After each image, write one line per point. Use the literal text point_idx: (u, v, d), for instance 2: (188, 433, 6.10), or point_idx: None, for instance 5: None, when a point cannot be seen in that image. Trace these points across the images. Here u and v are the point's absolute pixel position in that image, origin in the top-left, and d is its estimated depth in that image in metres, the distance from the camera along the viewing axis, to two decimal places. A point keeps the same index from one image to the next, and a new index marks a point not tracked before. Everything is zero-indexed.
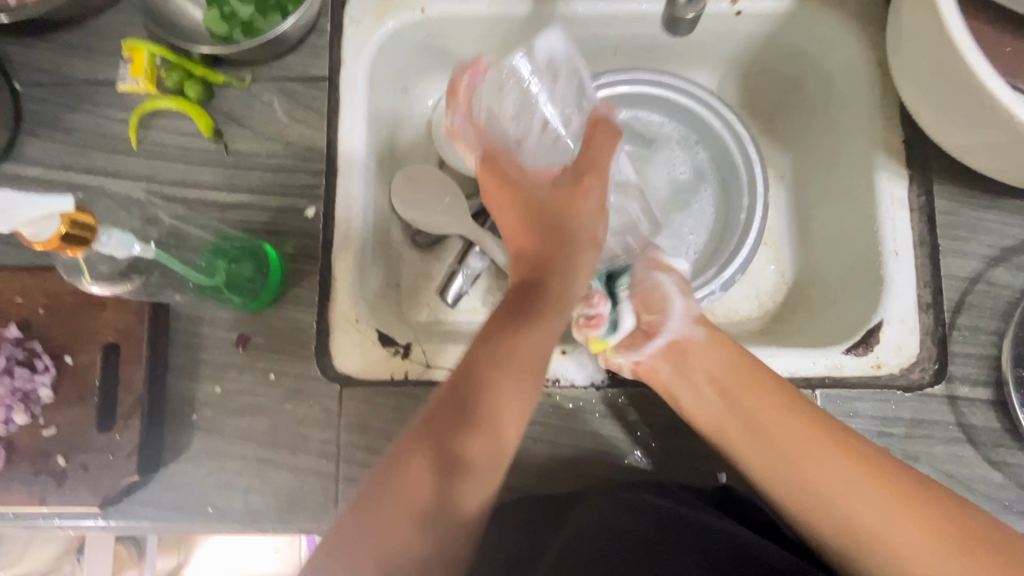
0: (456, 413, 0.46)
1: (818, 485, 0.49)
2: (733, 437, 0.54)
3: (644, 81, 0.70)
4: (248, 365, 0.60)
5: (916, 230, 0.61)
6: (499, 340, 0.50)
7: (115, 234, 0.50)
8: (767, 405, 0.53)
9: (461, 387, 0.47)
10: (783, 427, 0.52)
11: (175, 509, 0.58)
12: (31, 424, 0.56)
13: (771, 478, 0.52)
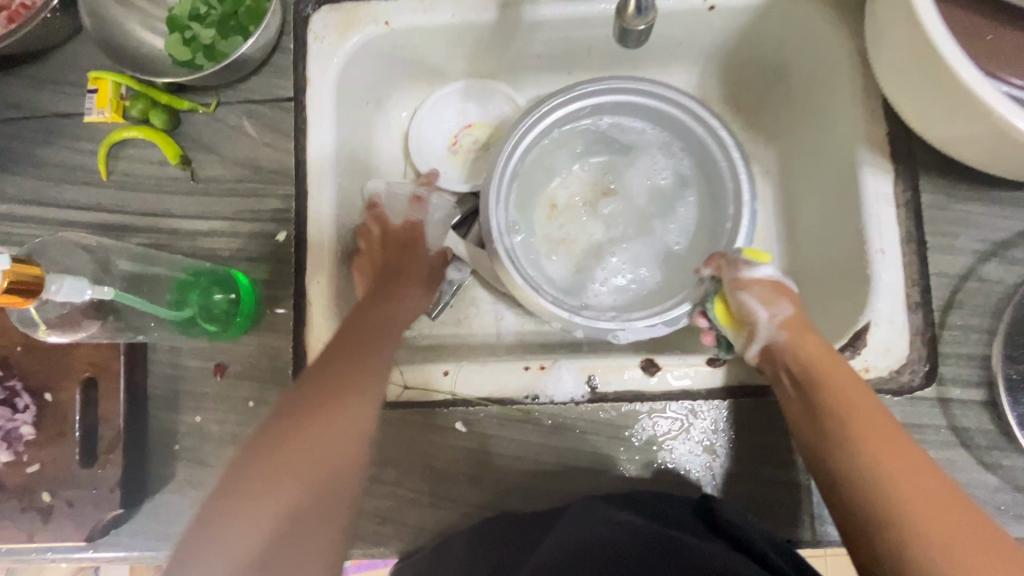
0: (326, 371, 0.50)
1: (861, 458, 0.43)
2: (795, 410, 0.49)
3: (627, 91, 0.67)
4: (226, 393, 0.60)
5: (902, 227, 0.58)
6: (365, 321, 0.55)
7: (66, 280, 0.50)
8: (836, 381, 0.48)
9: (335, 356, 0.51)
10: (851, 400, 0.46)
11: (161, 540, 0.58)
12: (16, 461, 0.57)
13: (830, 448, 0.45)
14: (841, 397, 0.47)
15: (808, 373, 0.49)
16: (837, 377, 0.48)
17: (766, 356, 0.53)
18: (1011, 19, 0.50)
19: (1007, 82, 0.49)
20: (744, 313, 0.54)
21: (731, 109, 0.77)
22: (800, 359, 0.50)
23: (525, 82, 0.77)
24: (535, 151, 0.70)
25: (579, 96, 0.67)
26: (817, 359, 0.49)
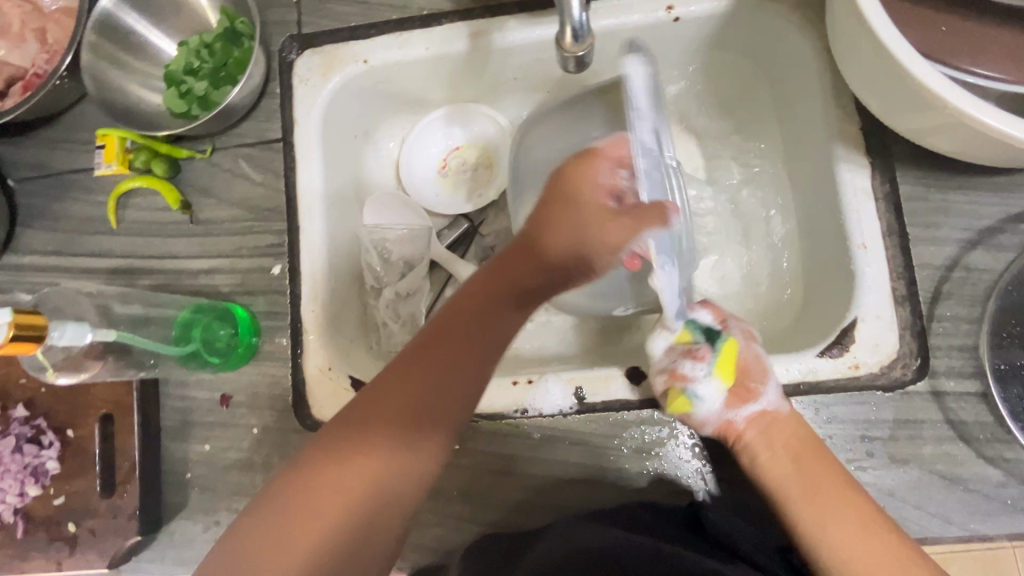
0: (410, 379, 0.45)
1: (852, 552, 0.47)
2: (790, 495, 0.50)
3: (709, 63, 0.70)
4: (232, 421, 0.64)
5: (882, 220, 0.58)
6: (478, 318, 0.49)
7: (67, 327, 0.54)
8: (811, 469, 0.51)
9: (433, 360, 0.46)
10: (829, 491, 0.50)
11: (177, 564, 0.62)
12: (44, 494, 0.61)
13: (826, 542, 0.48)
14: (827, 481, 0.50)
15: (792, 472, 0.51)
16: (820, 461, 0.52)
17: (755, 417, 0.54)
18: (963, 9, 0.50)
19: (970, 72, 0.49)
20: (759, 372, 0.55)
21: None
22: (785, 437, 0.53)
23: (506, 104, 0.79)
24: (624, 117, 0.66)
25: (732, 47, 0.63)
26: (798, 436, 0.53)
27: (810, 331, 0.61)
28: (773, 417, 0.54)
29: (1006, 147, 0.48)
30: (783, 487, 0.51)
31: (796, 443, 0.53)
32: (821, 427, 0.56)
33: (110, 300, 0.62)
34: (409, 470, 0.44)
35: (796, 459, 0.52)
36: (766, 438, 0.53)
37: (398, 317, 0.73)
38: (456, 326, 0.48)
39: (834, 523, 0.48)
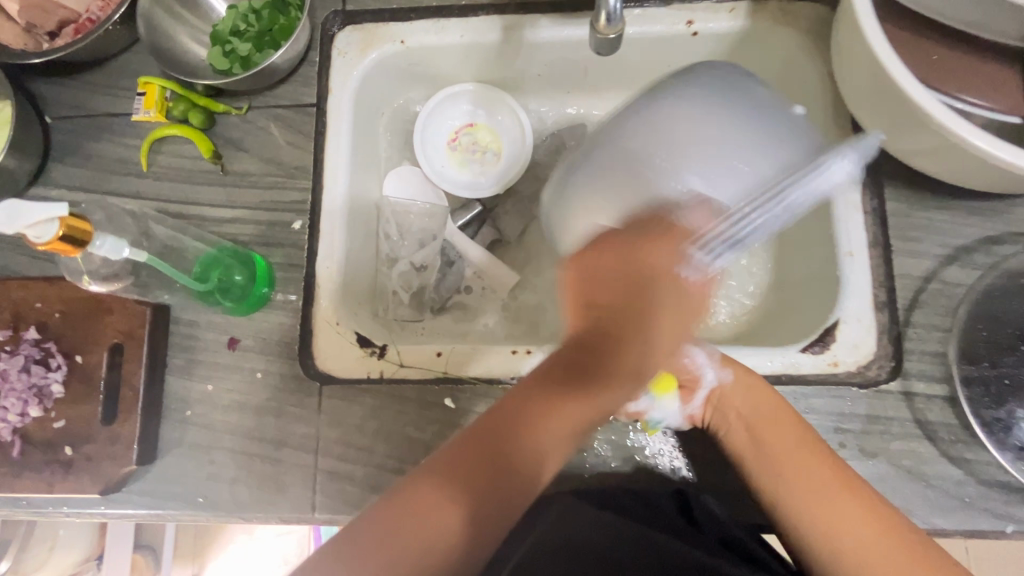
0: (465, 470, 0.43)
1: (812, 507, 0.52)
2: (750, 456, 0.56)
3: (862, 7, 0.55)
4: (237, 364, 0.66)
5: (868, 232, 0.63)
6: (523, 413, 0.44)
7: (108, 239, 0.56)
8: (768, 427, 0.56)
9: (478, 447, 0.43)
10: (788, 454, 0.54)
11: (167, 498, 0.63)
12: (44, 416, 0.62)
13: (786, 492, 0.53)
14: (783, 439, 0.55)
15: (750, 434, 0.56)
16: (775, 423, 0.56)
17: (707, 400, 0.58)
18: (953, 42, 0.55)
19: (959, 98, 0.54)
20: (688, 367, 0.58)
21: None
22: (742, 403, 0.57)
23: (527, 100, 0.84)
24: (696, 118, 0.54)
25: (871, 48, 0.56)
26: (755, 398, 0.57)
27: (794, 330, 0.66)
28: (723, 391, 0.57)
29: (985, 167, 0.54)
30: (741, 448, 0.56)
31: (755, 409, 0.57)
32: None
33: (149, 223, 0.66)
34: (447, 545, 0.42)
35: (759, 419, 0.56)
36: (728, 408, 0.57)
37: (409, 288, 0.77)
38: (515, 415, 0.44)
39: (796, 480, 0.53)
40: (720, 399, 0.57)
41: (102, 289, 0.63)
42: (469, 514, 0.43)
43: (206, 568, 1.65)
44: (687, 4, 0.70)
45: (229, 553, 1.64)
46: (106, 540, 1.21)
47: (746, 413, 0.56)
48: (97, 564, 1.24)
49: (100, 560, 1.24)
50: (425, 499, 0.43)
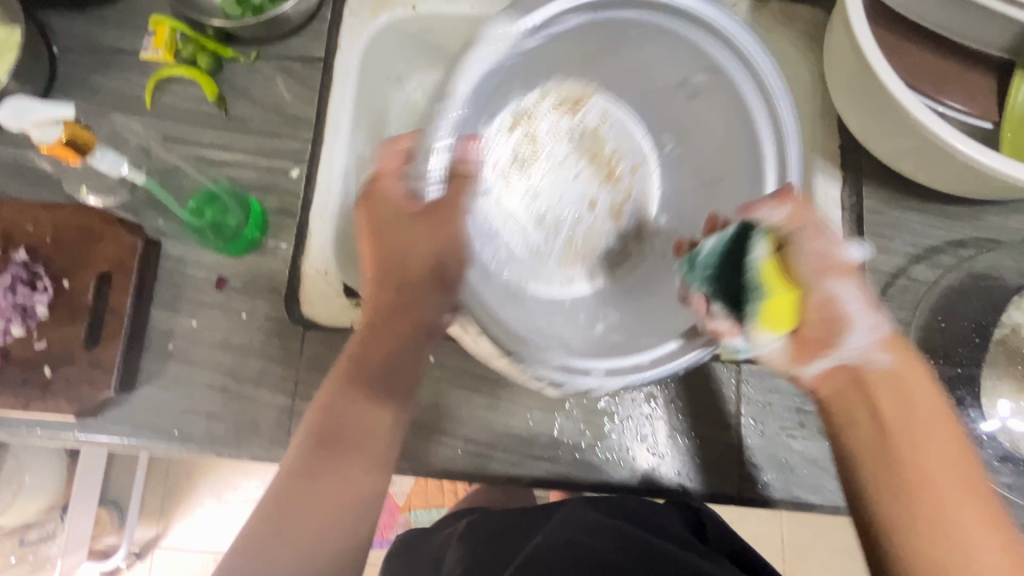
0: (323, 443, 0.49)
1: (928, 513, 0.42)
2: (871, 459, 0.45)
3: (711, 38, 0.58)
4: (223, 303, 0.67)
5: (844, 226, 0.65)
6: (377, 351, 0.52)
7: (108, 154, 0.60)
8: (932, 418, 0.45)
9: (325, 427, 0.49)
10: (932, 459, 0.44)
11: (143, 427, 0.64)
12: (26, 337, 0.63)
13: (907, 503, 0.43)
14: (903, 433, 0.45)
15: (901, 426, 0.45)
16: (922, 416, 0.45)
17: (845, 367, 0.48)
18: (937, 47, 0.58)
19: (942, 102, 0.58)
20: (843, 319, 0.47)
21: None
22: (896, 396, 0.46)
23: None
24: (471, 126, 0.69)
25: (719, 68, 0.59)
26: (894, 383, 0.46)
27: None
28: (878, 373, 0.47)
29: (959, 169, 0.56)
30: (862, 450, 0.46)
31: (921, 403, 0.46)
32: (763, 394, 0.63)
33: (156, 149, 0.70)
34: (349, 488, 0.49)
35: (874, 402, 0.46)
36: (841, 389, 0.48)
37: None
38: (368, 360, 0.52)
39: (922, 487, 0.43)
40: (868, 383, 0.47)
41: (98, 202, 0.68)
42: (327, 480, 0.48)
43: (170, 529, 1.65)
44: None
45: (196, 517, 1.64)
46: (72, 489, 1.20)
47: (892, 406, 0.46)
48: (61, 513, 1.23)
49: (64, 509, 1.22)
50: (295, 476, 0.48)
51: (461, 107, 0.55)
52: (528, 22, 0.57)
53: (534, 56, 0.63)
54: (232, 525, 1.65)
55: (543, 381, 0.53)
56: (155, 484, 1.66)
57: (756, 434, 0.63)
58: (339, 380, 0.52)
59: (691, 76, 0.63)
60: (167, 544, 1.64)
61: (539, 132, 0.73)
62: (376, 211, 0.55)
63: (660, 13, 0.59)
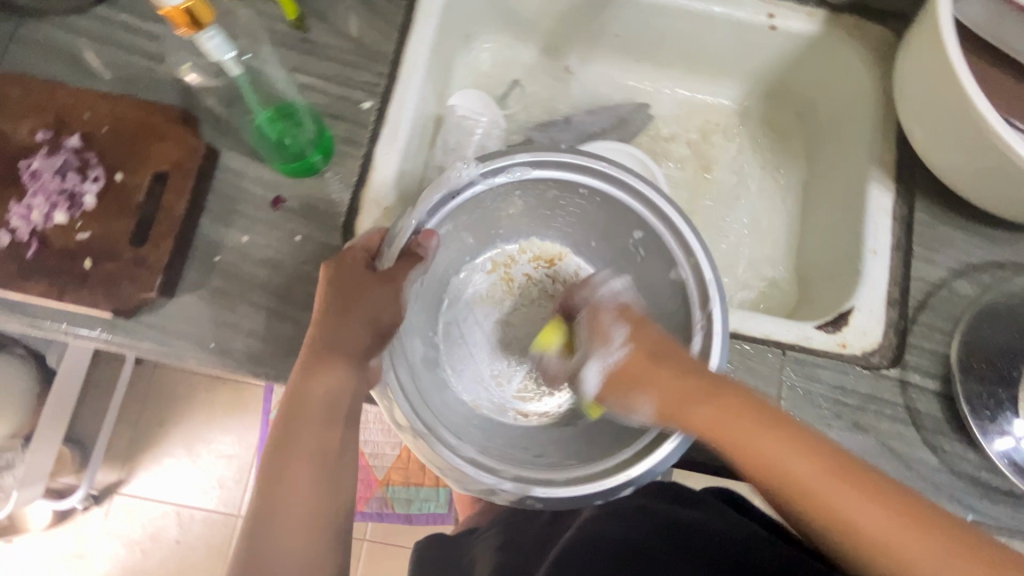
0: (293, 437, 0.54)
1: (850, 520, 0.44)
2: (815, 478, 0.46)
3: (639, 202, 0.60)
4: (278, 223, 0.65)
5: (894, 235, 0.68)
6: (316, 367, 0.54)
7: (218, 37, 0.55)
8: (732, 414, 0.49)
9: (294, 426, 0.54)
10: (805, 474, 0.46)
11: (180, 336, 0.62)
12: (68, 225, 0.60)
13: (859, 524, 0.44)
14: (708, 426, 0.49)
15: (718, 420, 0.49)
16: (761, 441, 0.47)
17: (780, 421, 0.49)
18: (1009, 71, 0.62)
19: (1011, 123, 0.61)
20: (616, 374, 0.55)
21: (767, 131, 0.90)
22: (701, 418, 0.49)
23: (593, 61, 0.89)
24: (485, 206, 0.65)
25: (663, 243, 0.60)
26: (737, 415, 0.49)
27: (818, 310, 0.73)
28: (753, 405, 0.49)
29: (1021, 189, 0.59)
30: (799, 476, 0.46)
31: (757, 446, 0.47)
32: (806, 384, 0.63)
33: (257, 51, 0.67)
34: (319, 482, 0.54)
35: (706, 419, 0.49)
36: (668, 406, 0.51)
37: None
38: (312, 381, 0.54)
39: (793, 486, 0.46)
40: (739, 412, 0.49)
41: (196, 82, 0.66)
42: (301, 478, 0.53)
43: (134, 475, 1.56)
44: None
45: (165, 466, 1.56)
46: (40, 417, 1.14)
47: (722, 423, 0.49)
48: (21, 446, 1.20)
49: (24, 444, 1.20)
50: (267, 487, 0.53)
51: (422, 212, 0.57)
52: (487, 166, 0.58)
53: (472, 203, 0.62)
54: (200, 480, 1.57)
55: (447, 471, 0.55)
56: (124, 428, 1.58)
57: (796, 420, 0.63)
58: (301, 384, 0.54)
59: (630, 236, 0.64)
60: (126, 493, 1.55)
61: (516, 277, 0.75)
62: (330, 289, 0.56)
63: (587, 177, 0.60)
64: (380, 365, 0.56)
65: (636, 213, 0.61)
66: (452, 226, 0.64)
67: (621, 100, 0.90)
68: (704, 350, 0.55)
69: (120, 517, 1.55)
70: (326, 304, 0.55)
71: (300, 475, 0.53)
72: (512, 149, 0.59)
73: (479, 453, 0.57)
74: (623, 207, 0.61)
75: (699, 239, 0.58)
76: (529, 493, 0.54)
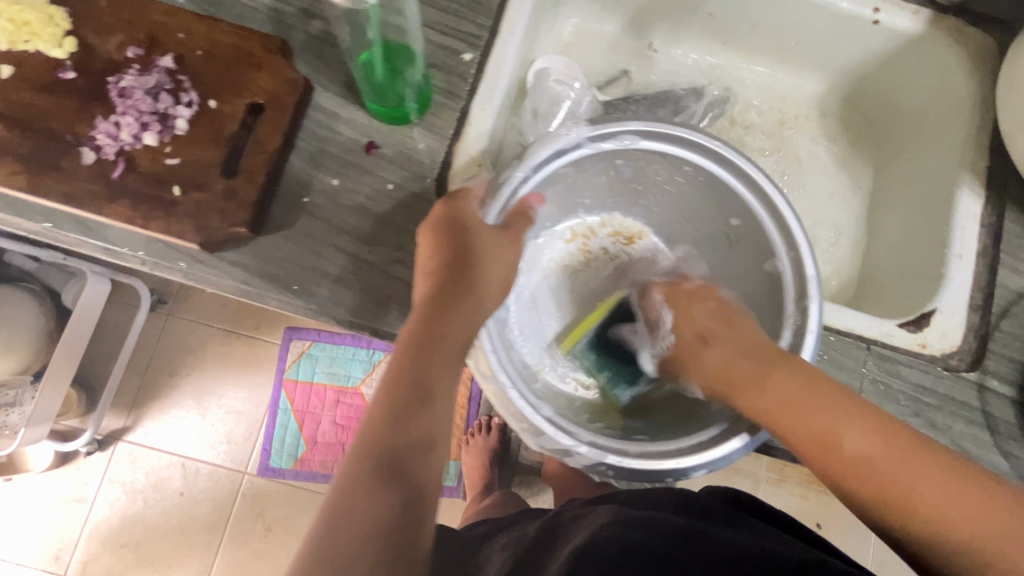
0: (389, 414, 0.44)
1: (916, 497, 0.43)
2: (828, 444, 0.46)
3: (743, 184, 0.56)
4: (370, 169, 0.63)
5: (981, 242, 0.68)
6: (428, 334, 0.48)
7: None
8: (797, 394, 0.47)
9: (395, 417, 0.43)
10: (838, 430, 0.46)
11: (264, 276, 0.60)
12: (157, 149, 0.57)
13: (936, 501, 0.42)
14: (775, 409, 0.48)
15: (792, 415, 0.47)
16: (814, 409, 0.47)
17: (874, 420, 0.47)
18: None
19: None
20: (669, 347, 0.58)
21: (844, 128, 0.89)
22: (780, 393, 0.48)
23: (681, 39, 0.87)
24: (586, 175, 0.62)
25: (763, 233, 0.56)
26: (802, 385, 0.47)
27: (893, 309, 0.73)
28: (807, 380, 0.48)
29: None
30: (820, 437, 0.46)
31: (817, 411, 0.47)
32: (886, 378, 0.64)
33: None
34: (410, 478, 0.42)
35: (763, 408, 0.48)
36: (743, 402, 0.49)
37: None
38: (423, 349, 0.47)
39: (874, 471, 0.44)
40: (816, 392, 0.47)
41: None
42: (394, 485, 0.41)
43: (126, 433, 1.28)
44: None
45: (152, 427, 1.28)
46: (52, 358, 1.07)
47: (787, 403, 0.47)
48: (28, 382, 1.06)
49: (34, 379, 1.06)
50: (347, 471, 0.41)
51: (528, 169, 0.55)
52: (598, 128, 0.55)
53: (571, 168, 0.59)
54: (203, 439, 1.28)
55: (524, 423, 0.49)
56: (130, 371, 1.30)
57: None
58: (408, 364, 0.46)
59: (723, 223, 0.61)
60: (134, 440, 1.28)
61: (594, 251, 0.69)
62: (434, 234, 0.52)
63: (693, 152, 0.56)
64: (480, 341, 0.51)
65: (738, 197, 0.56)
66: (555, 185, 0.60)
67: (702, 82, 0.88)
68: (793, 349, 0.51)
69: (125, 464, 1.28)
70: (430, 253, 0.52)
71: (390, 461, 0.42)
72: (624, 116, 0.56)
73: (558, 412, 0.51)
74: (726, 192, 0.57)
75: (804, 233, 0.53)
76: (604, 460, 0.49)
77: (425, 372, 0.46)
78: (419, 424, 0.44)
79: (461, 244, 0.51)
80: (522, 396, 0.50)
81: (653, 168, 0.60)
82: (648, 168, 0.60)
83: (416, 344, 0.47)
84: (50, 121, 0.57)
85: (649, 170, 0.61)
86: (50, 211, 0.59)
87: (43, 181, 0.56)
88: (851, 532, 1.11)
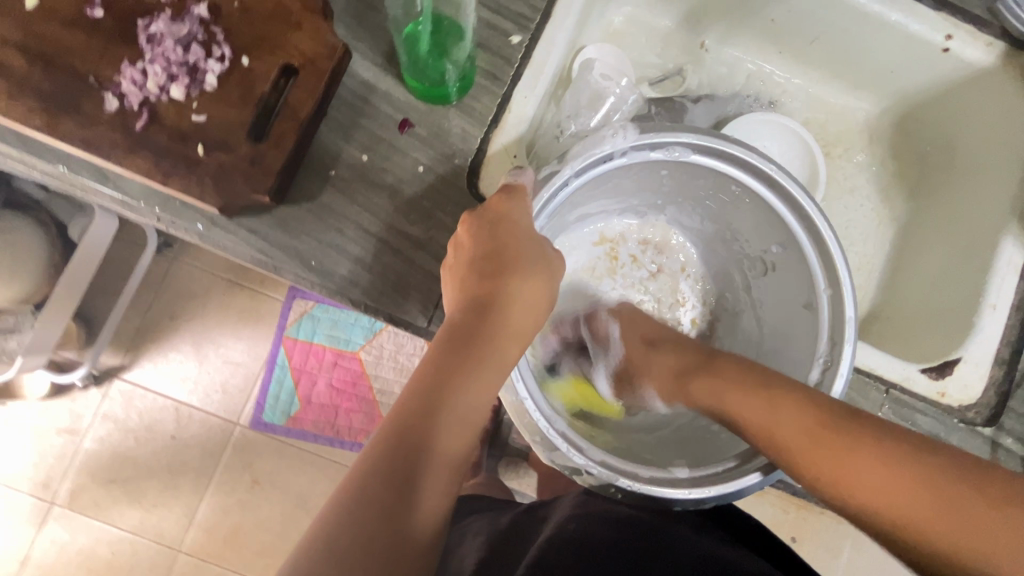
0: (418, 409, 0.45)
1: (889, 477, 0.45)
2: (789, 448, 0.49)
3: (791, 211, 0.56)
4: (402, 148, 0.60)
5: (1018, 295, 0.66)
6: (461, 338, 0.48)
7: None
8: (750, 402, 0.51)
9: (405, 421, 0.44)
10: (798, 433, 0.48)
11: (280, 250, 0.58)
12: (183, 102, 0.55)
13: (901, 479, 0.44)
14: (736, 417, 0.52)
15: (789, 435, 0.48)
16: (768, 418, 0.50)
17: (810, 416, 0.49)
18: None
19: None
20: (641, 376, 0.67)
21: (889, 154, 0.86)
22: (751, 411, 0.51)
23: (734, 42, 0.83)
24: (631, 185, 0.62)
25: (806, 266, 0.57)
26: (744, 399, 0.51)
27: (915, 349, 0.72)
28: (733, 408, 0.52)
29: None
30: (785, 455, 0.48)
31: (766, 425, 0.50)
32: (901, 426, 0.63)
33: None
34: (424, 475, 0.43)
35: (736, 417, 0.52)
36: (742, 414, 0.51)
37: None
38: (455, 352, 0.47)
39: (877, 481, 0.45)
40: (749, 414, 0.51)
41: None
42: (388, 488, 0.42)
43: (133, 366, 1.28)
44: (956, 17, 0.68)
45: (143, 372, 1.28)
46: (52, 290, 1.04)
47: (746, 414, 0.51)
48: (32, 311, 1.05)
49: (38, 308, 1.05)
50: (370, 458, 0.43)
51: (573, 170, 0.53)
52: (647, 137, 0.54)
53: (614, 173, 0.58)
54: (195, 386, 1.28)
55: (538, 437, 0.50)
56: (130, 310, 1.29)
57: None
58: (429, 373, 0.46)
59: (764, 249, 0.62)
60: (129, 379, 1.28)
61: (621, 254, 0.70)
62: (474, 236, 0.51)
63: (744, 174, 0.56)
64: (510, 377, 0.50)
65: (786, 227, 0.57)
66: (595, 187, 0.59)
67: (749, 91, 0.85)
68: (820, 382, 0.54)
69: (119, 402, 1.27)
70: (467, 256, 0.51)
71: (408, 455, 0.43)
72: (678, 126, 0.55)
73: (569, 427, 0.52)
74: (773, 217, 0.58)
75: (848, 270, 0.54)
76: (615, 482, 0.51)
77: (445, 384, 0.46)
78: (429, 434, 0.44)
79: (499, 252, 0.50)
80: (541, 413, 0.51)
81: (699, 183, 0.60)
82: (691, 179, 0.60)
83: (448, 346, 0.47)
84: (73, 60, 0.54)
85: (696, 183, 0.61)
86: (67, 154, 0.57)
87: (61, 124, 0.53)
88: (825, 548, 1.10)
